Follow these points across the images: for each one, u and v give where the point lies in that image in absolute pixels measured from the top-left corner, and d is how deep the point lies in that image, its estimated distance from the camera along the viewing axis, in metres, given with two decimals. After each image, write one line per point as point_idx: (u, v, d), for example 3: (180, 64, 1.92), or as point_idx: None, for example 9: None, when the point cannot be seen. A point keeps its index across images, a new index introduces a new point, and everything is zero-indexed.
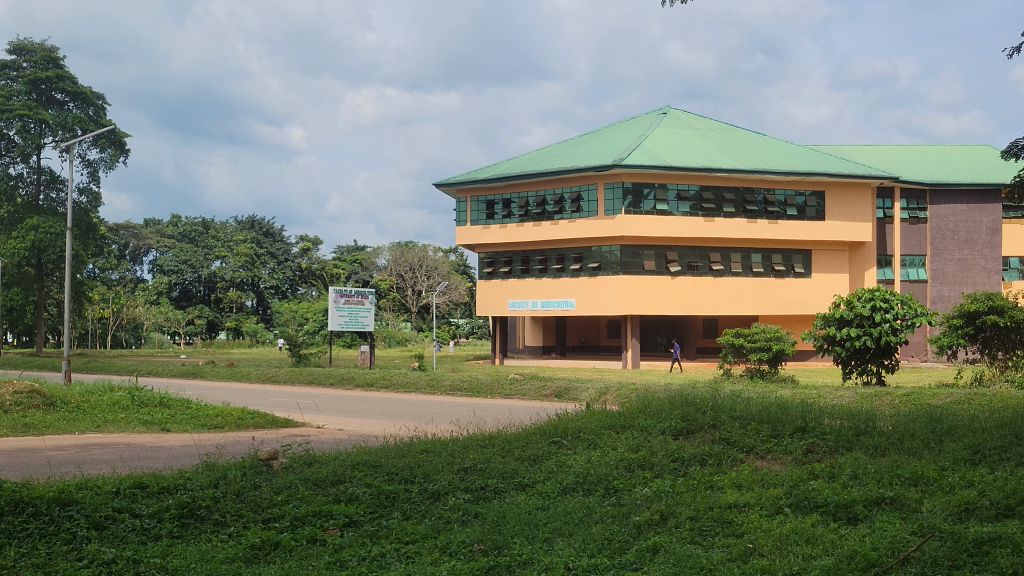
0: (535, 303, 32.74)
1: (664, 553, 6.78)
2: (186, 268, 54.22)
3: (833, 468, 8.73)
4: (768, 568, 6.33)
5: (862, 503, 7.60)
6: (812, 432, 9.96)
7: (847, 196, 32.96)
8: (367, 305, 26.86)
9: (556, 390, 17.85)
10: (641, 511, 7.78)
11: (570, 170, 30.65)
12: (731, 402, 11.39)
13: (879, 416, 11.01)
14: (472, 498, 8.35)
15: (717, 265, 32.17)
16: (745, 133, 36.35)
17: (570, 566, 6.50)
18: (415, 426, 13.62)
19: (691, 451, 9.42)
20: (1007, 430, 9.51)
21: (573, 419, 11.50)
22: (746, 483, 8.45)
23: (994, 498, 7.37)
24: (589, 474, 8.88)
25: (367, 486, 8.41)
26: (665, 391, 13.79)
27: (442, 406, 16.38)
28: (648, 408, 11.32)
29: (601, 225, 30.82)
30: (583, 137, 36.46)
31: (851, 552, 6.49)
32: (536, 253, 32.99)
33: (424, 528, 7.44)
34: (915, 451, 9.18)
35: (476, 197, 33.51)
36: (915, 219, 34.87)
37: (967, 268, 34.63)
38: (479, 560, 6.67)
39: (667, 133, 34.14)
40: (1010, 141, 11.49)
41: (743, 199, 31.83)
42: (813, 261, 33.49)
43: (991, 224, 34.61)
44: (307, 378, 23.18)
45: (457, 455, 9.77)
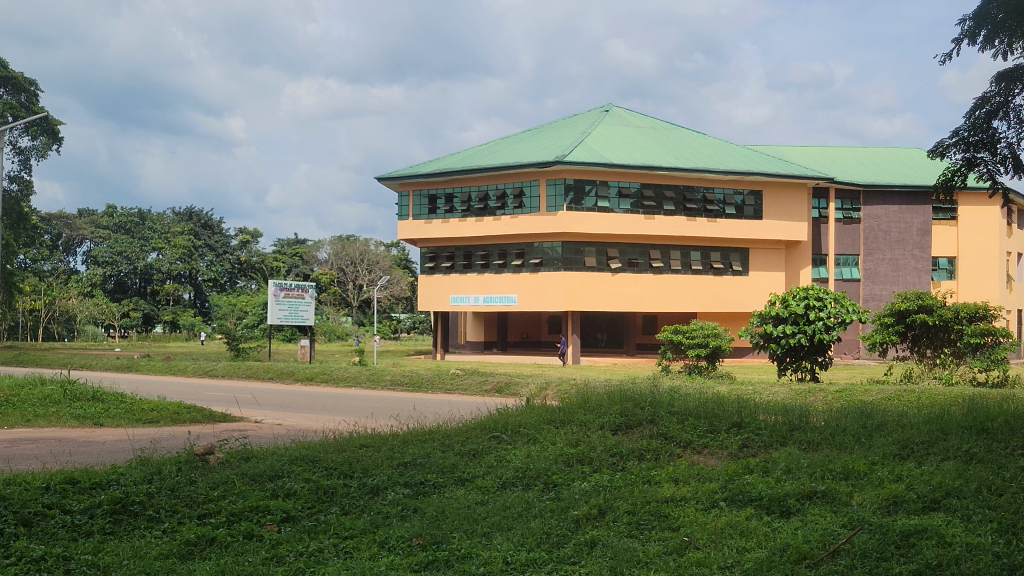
0: (477, 298, 32.83)
1: (602, 546, 6.86)
2: (120, 260, 52.97)
3: (767, 463, 8.91)
4: (703, 561, 6.45)
5: (795, 497, 7.77)
6: (748, 428, 10.13)
7: (784, 196, 33.54)
8: (307, 299, 26.61)
9: (497, 385, 17.86)
10: (580, 505, 7.84)
11: (512, 166, 30.69)
12: (668, 398, 11.51)
13: (812, 411, 11.25)
14: (411, 493, 8.34)
15: (658, 263, 32.49)
16: (686, 132, 36.74)
17: (508, 561, 6.54)
18: (355, 421, 13.54)
19: (629, 446, 9.53)
20: (934, 425, 9.77)
21: (513, 414, 11.53)
22: (682, 478, 8.59)
23: (921, 491, 7.57)
24: (528, 469, 8.92)
25: (305, 482, 8.34)
26: (605, 386, 13.88)
27: (383, 401, 16.27)
28: (587, 404, 11.40)
29: (543, 221, 30.94)
30: (525, 133, 36.52)
31: (783, 545, 6.64)
32: (478, 249, 32.98)
33: (363, 523, 7.41)
34: (846, 446, 9.39)
35: (417, 191, 33.39)
36: (849, 219, 35.61)
37: (898, 268, 35.42)
38: (417, 555, 6.66)
39: (609, 131, 34.34)
40: (935, 142, 10.89)
41: (683, 198, 32.20)
42: (750, 259, 34.03)
43: (922, 225, 35.46)
44: (246, 373, 22.89)
45: (396, 450, 9.74)
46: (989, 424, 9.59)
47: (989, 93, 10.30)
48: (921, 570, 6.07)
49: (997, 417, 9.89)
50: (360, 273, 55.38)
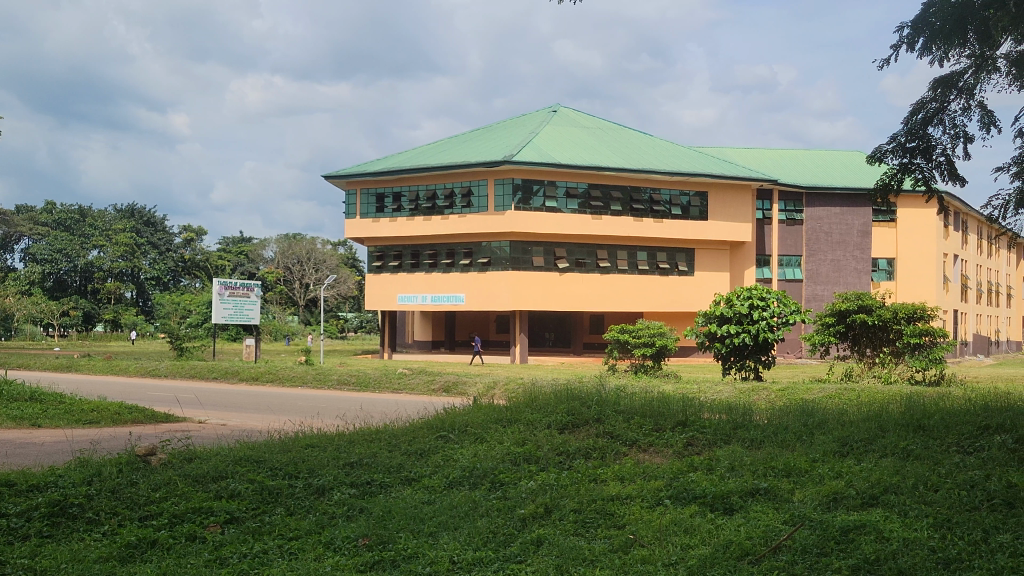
0: (425, 298, 32.78)
1: (548, 545, 6.89)
2: (60, 258, 51.64)
3: (711, 460, 9.02)
4: (648, 558, 6.51)
5: (737, 494, 7.88)
6: (692, 426, 10.27)
7: (729, 197, 33.95)
8: (252, 298, 26.27)
9: (444, 385, 17.81)
10: (526, 504, 7.87)
11: (460, 165, 30.66)
12: (614, 397, 11.60)
13: (755, 409, 11.42)
14: (357, 493, 8.29)
15: (604, 263, 32.72)
16: (633, 134, 37.03)
17: (455, 559, 6.55)
18: (300, 421, 13.42)
19: (575, 445, 9.57)
20: (873, 423, 9.99)
21: (461, 413, 11.53)
22: (628, 476, 8.67)
23: (860, 488, 7.73)
24: (474, 468, 8.93)
25: (249, 482, 8.24)
26: (551, 385, 13.93)
27: (331, 401, 16.07)
28: (535, 403, 11.46)
29: (491, 221, 30.97)
30: (474, 132, 36.49)
31: (727, 542, 6.73)
32: (426, 248, 32.90)
33: (308, 524, 7.35)
34: (788, 443, 9.54)
35: (365, 190, 33.20)
36: (791, 220, 36.20)
37: (839, 269, 36.06)
38: (363, 555, 6.63)
39: (556, 132, 34.45)
40: (873, 147, 10.93)
41: (630, 199, 32.42)
42: (695, 259, 34.41)
43: (862, 227, 36.16)
44: (189, 373, 22.54)
45: (342, 450, 9.68)
46: (926, 421, 9.81)
47: (925, 99, 10.40)
48: (860, 564, 6.19)
49: (933, 414, 10.14)
50: (308, 273, 54.54)
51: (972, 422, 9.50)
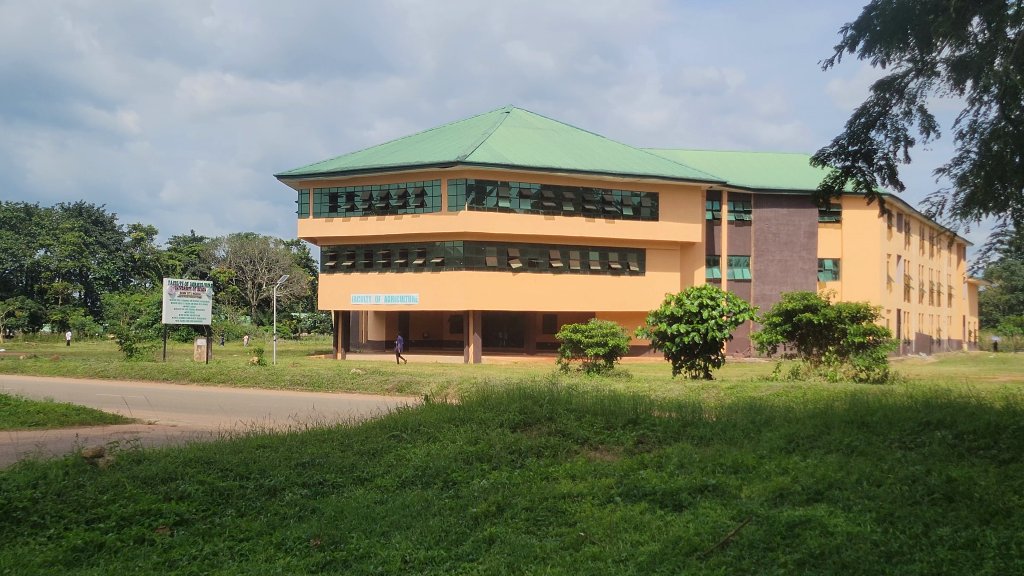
0: (378, 298, 32.69)
1: (500, 543, 6.95)
2: (5, 257, 50.44)
3: (661, 458, 9.14)
4: (599, 554, 6.62)
5: (686, 490, 8.02)
6: (643, 424, 10.41)
7: (680, 199, 34.27)
8: (203, 298, 26.00)
9: (398, 385, 17.80)
10: (478, 502, 7.93)
11: (413, 165, 30.59)
12: (566, 396, 11.70)
13: (703, 407, 11.61)
14: (309, 493, 8.29)
15: (557, 263, 32.90)
16: (586, 135, 37.23)
17: (407, 559, 6.58)
18: (251, 421, 13.34)
19: (528, 443, 9.64)
20: (818, 420, 10.19)
21: (413, 412, 11.54)
22: (579, 474, 8.76)
23: (806, 484, 7.90)
24: (427, 468, 8.96)
25: (199, 484, 8.18)
26: (504, 384, 14.00)
27: (282, 401, 15.99)
28: (487, 402, 11.51)
29: (444, 221, 30.97)
30: (427, 132, 36.44)
31: (676, 538, 6.85)
32: (380, 248, 32.80)
33: (259, 525, 7.34)
34: (735, 441, 9.68)
35: (318, 190, 32.97)
36: (740, 222, 36.73)
37: (788, 269, 36.56)
38: (315, 555, 6.64)
39: (509, 132, 34.53)
40: (818, 149, 11.09)
41: (582, 199, 32.61)
42: (646, 259, 34.72)
43: (809, 228, 36.72)
44: (139, 373, 22.27)
45: (295, 450, 9.66)
46: (869, 418, 10.02)
47: (868, 103, 10.55)
48: (805, 558, 6.32)
49: (877, 411, 10.36)
50: (260, 272, 54.11)
51: (914, 419, 9.72)
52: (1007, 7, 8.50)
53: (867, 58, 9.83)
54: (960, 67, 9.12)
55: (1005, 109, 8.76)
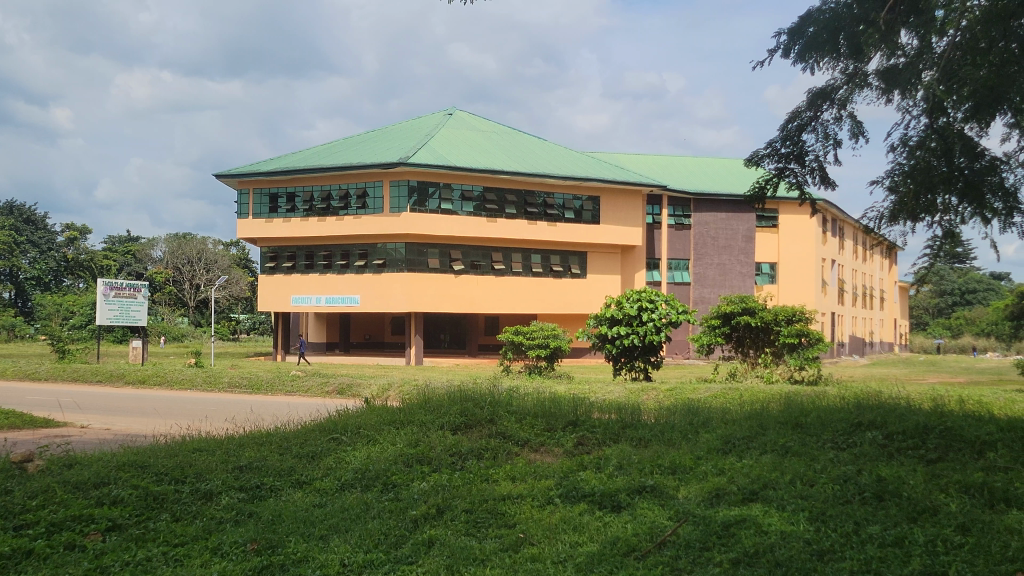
0: (319, 299, 32.38)
1: (439, 545, 6.94)
2: None
3: (600, 459, 9.23)
4: (538, 556, 6.65)
5: (625, 491, 8.09)
6: (582, 426, 10.48)
7: (621, 202, 34.56)
8: (139, 299, 25.51)
9: (338, 387, 17.65)
10: (418, 505, 7.90)
11: (355, 166, 30.35)
12: (507, 397, 11.73)
13: (643, 408, 11.74)
14: (247, 497, 8.19)
15: (499, 265, 33.00)
16: (529, 138, 37.33)
17: (345, 562, 6.54)
18: (187, 424, 13.13)
19: (468, 446, 9.64)
20: (753, 421, 10.35)
21: (354, 415, 11.48)
22: (519, 475, 8.80)
23: (741, 484, 8.03)
24: (366, 470, 8.91)
25: (133, 488, 8.02)
26: (445, 387, 14.01)
27: (219, 404, 15.72)
28: (428, 404, 11.45)
29: (386, 223, 30.80)
30: (368, 132, 36.21)
31: (614, 538, 6.93)
32: (321, 249, 32.52)
33: (195, 530, 7.23)
34: (674, 442, 9.82)
35: (258, 190, 32.53)
36: (680, 226, 37.29)
37: (726, 272, 37.11)
38: (251, 560, 6.57)
39: (452, 134, 34.50)
40: (752, 152, 11.11)
41: (524, 202, 32.72)
42: (588, 262, 34.96)
43: (747, 232, 37.29)
44: (72, 375, 21.75)
45: (232, 453, 9.53)
46: (803, 419, 10.22)
47: (801, 108, 10.61)
48: (739, 558, 6.42)
49: (810, 412, 10.58)
50: (198, 272, 53.47)
51: (845, 420, 9.95)
52: (933, 20, 8.73)
53: (799, 66, 10.00)
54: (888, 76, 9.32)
55: (931, 118, 8.97)
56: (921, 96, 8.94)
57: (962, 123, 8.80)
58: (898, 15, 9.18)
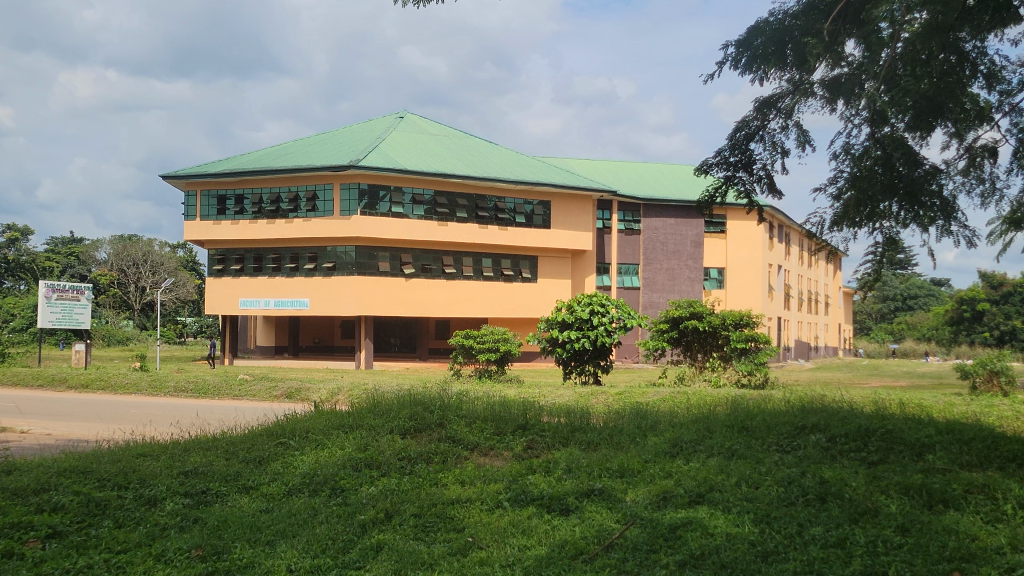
0: (268, 302, 32.04)
1: (387, 550, 6.91)
2: None
3: (549, 462, 9.27)
4: (486, 559, 6.65)
5: (573, 495, 8.13)
6: (532, 429, 10.53)
7: (571, 207, 34.74)
8: (82, 302, 25.01)
9: (287, 391, 17.51)
10: (366, 510, 7.85)
11: (305, 168, 30.08)
12: (456, 401, 11.73)
13: (591, 412, 11.82)
14: (192, 503, 8.09)
15: (450, 269, 32.96)
16: (480, 142, 37.31)
17: (292, 568, 6.51)
18: (131, 429, 12.93)
19: (417, 449, 9.61)
20: (701, 424, 10.48)
21: (302, 419, 11.40)
22: (468, 479, 8.80)
23: (688, 487, 8.11)
24: (314, 474, 8.84)
25: (74, 495, 7.86)
26: (394, 391, 13.97)
27: (165, 408, 15.51)
28: (377, 408, 11.39)
29: (337, 226, 30.58)
30: (318, 134, 35.92)
31: (562, 542, 6.96)
32: (270, 252, 32.20)
33: (138, 536, 7.12)
34: (622, 445, 9.90)
35: (206, 191, 32.10)
36: (630, 231, 37.60)
37: (675, 277, 37.46)
38: (196, 566, 6.48)
39: (403, 137, 34.38)
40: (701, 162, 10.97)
41: (475, 206, 32.70)
42: (538, 266, 35.10)
43: (695, 237, 37.70)
44: (12, 379, 21.26)
45: (177, 458, 9.41)
46: (749, 422, 10.37)
47: (748, 117, 10.46)
48: (686, 560, 6.49)
49: (755, 415, 10.74)
50: (143, 274, 52.65)
51: (790, 423, 10.10)
52: (877, 31, 8.88)
53: (747, 76, 10.10)
54: (834, 87, 9.44)
55: (873, 127, 9.11)
56: (865, 105, 9.07)
57: (903, 132, 8.95)
58: (842, 26, 9.34)
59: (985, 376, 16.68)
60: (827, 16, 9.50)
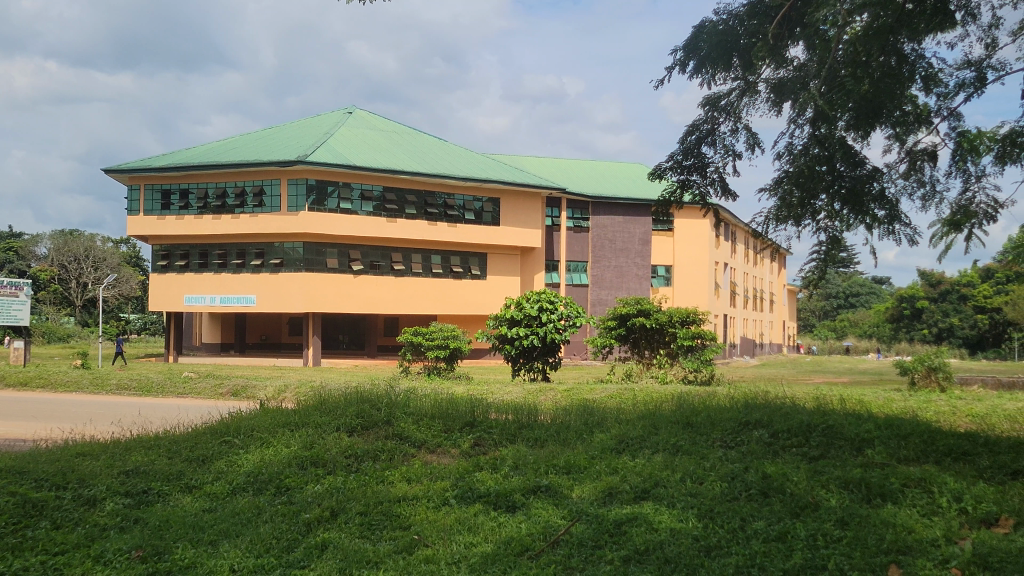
0: (214, 299, 31.64)
1: (333, 549, 6.85)
2: None
3: (496, 460, 9.25)
4: (432, 557, 6.62)
5: (519, 492, 8.14)
6: (479, 427, 10.51)
7: (521, 205, 34.79)
8: (21, 298, 24.46)
9: (232, 389, 17.29)
10: (312, 508, 7.77)
11: (252, 163, 29.72)
12: (403, 398, 11.65)
13: (538, 409, 11.84)
14: (132, 502, 7.95)
15: (399, 266, 32.80)
16: (430, 139, 37.16)
17: (235, 568, 6.43)
18: (68, 428, 12.64)
19: (364, 447, 9.53)
20: (647, 421, 10.54)
21: (246, 417, 11.24)
22: (415, 477, 8.76)
23: (633, 483, 8.15)
24: (259, 473, 8.72)
25: (10, 496, 7.66)
26: (341, 388, 13.85)
27: (105, 407, 15.16)
28: (323, 406, 11.29)
29: (284, 221, 30.28)
30: (265, 129, 35.50)
31: (508, 539, 6.96)
32: (215, 248, 31.74)
33: (76, 537, 6.98)
34: (569, 442, 9.93)
35: (150, 185, 31.53)
36: (578, 228, 37.80)
37: (623, 275, 37.68)
38: (136, 568, 6.37)
39: (352, 133, 34.13)
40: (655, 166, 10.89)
41: (424, 203, 32.56)
42: (487, 264, 35.11)
43: (643, 235, 37.96)
44: None
45: (117, 457, 9.24)
46: (693, 418, 10.46)
47: (699, 120, 10.44)
48: (630, 555, 6.53)
49: (699, 412, 10.83)
50: (86, 270, 51.52)
51: (734, 418, 10.21)
52: (821, 33, 9.02)
53: (695, 79, 10.14)
54: (779, 90, 9.53)
55: (814, 127, 9.20)
56: (808, 106, 9.13)
57: (845, 133, 9.04)
58: (786, 30, 9.47)
59: (923, 372, 17.03)
60: (773, 18, 9.63)
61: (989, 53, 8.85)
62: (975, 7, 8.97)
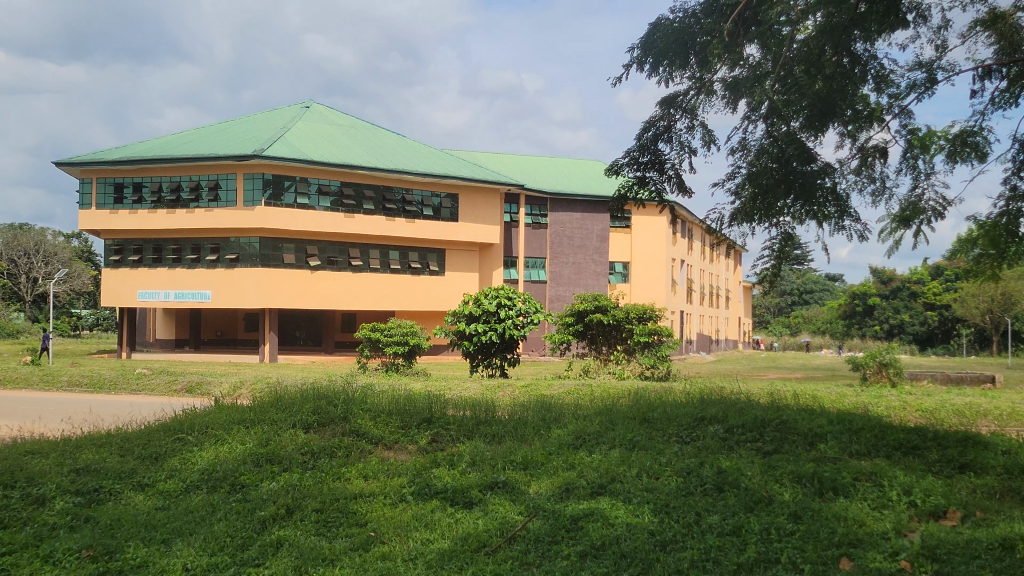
0: (168, 294, 31.23)
1: (287, 546, 6.80)
2: None
3: (453, 456, 9.24)
4: (388, 554, 6.59)
5: (477, 487, 8.14)
6: (437, 423, 10.49)
7: (479, 201, 34.76)
8: None
9: (187, 385, 17.08)
10: (267, 506, 7.71)
11: (206, 157, 29.36)
12: (360, 395, 11.58)
13: (495, 404, 11.84)
14: (83, 501, 7.82)
15: (357, 261, 32.60)
16: (388, 134, 36.98)
17: (187, 566, 6.35)
18: (18, 426, 12.41)
19: (320, 444, 9.45)
20: (603, 417, 10.59)
21: (201, 414, 11.10)
22: (372, 473, 8.72)
23: (590, 478, 8.18)
24: (213, 471, 8.62)
25: None
26: (297, 384, 13.76)
27: (56, 404, 14.90)
28: (279, 402, 11.19)
29: (239, 216, 29.95)
30: (221, 123, 35.10)
31: (464, 535, 6.95)
32: (169, 243, 31.31)
33: (24, 537, 6.85)
34: (526, 437, 9.95)
35: (102, 178, 30.99)
36: (537, 224, 37.56)
37: (581, 271, 37.82)
38: (86, 567, 6.28)
39: (309, 128, 33.86)
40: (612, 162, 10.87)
41: (382, 198, 32.40)
42: (446, 260, 35.05)
43: (602, 232, 38.12)
44: None
45: (67, 455, 9.08)
46: (649, 413, 10.54)
47: (655, 116, 10.44)
48: (587, 550, 6.55)
49: (655, 407, 10.90)
50: (36, 265, 50.52)
51: (690, 414, 10.30)
52: (776, 32, 9.13)
53: (653, 76, 10.16)
54: (733, 87, 9.60)
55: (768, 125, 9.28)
56: (762, 103, 9.20)
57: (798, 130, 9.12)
58: (741, 29, 9.58)
59: (875, 367, 17.26)
60: (729, 17, 9.71)
61: (939, 54, 9.00)
62: (925, 9, 9.11)
